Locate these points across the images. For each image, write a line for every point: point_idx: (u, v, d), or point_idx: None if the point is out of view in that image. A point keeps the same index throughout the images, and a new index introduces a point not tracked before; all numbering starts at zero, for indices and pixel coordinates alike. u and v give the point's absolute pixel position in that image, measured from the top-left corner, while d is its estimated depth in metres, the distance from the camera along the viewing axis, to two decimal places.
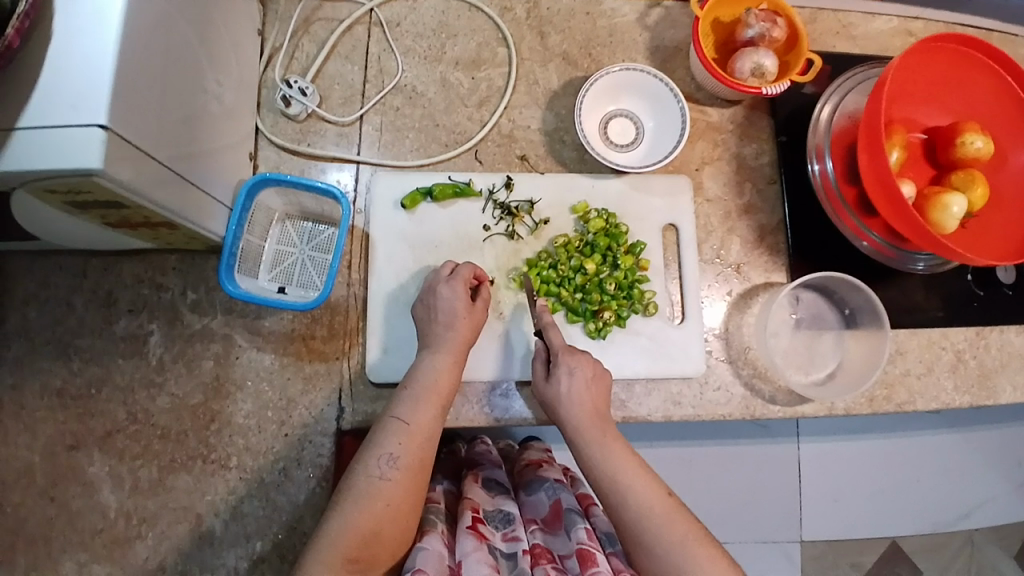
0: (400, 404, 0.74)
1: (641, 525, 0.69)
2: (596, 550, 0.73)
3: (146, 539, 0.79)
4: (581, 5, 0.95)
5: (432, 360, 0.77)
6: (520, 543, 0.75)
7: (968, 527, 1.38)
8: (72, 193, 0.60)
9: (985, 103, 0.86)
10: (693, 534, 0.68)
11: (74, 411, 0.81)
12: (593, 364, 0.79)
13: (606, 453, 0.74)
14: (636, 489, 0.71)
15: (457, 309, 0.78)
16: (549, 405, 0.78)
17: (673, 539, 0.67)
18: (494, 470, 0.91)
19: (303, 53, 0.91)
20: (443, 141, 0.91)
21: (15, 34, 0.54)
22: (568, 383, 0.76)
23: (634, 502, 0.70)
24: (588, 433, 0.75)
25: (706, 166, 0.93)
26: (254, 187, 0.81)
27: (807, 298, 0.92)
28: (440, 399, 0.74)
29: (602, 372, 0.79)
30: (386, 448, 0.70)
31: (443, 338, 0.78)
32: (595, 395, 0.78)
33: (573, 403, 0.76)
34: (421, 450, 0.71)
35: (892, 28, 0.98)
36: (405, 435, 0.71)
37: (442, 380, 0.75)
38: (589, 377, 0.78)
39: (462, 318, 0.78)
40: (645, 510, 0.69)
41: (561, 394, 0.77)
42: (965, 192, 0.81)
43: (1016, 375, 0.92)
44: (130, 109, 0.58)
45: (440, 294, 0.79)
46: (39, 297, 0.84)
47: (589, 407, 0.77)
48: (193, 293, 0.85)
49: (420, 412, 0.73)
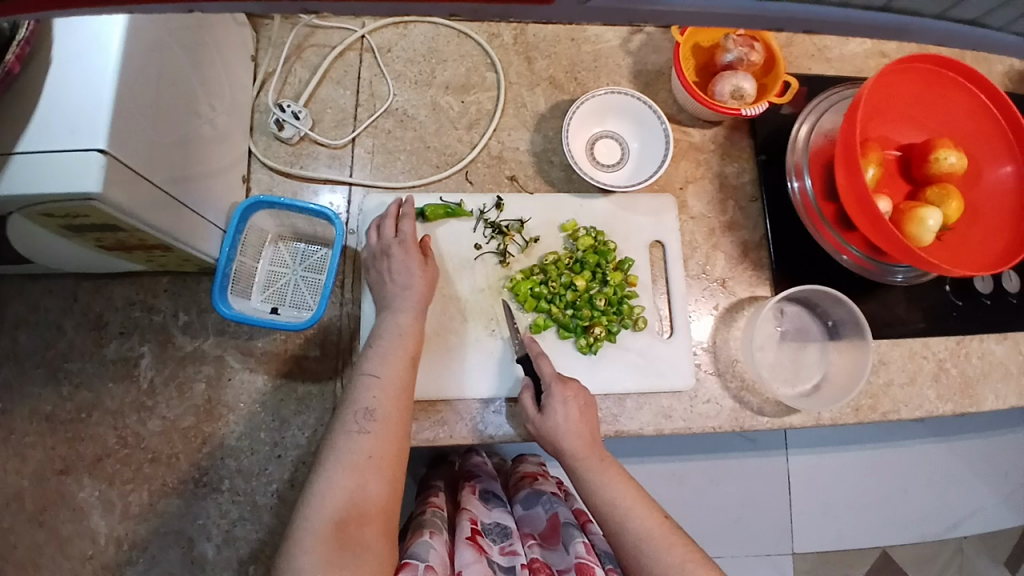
0: (371, 361, 0.75)
1: (639, 548, 0.70)
2: (595, 564, 0.73)
3: (137, 564, 0.79)
4: (566, 31, 0.98)
5: (395, 319, 0.78)
6: (519, 557, 0.76)
7: (958, 537, 1.40)
8: (69, 216, 0.61)
9: (958, 120, 0.90)
10: (691, 555, 0.69)
11: (64, 436, 0.81)
12: (582, 391, 0.81)
13: (606, 478, 0.76)
14: (634, 513, 0.72)
15: (412, 268, 0.80)
16: (545, 437, 0.79)
17: (672, 561, 0.68)
18: (490, 482, 0.92)
19: (296, 77, 0.93)
20: (434, 163, 0.93)
21: (16, 60, 0.55)
22: (564, 415, 0.78)
23: (632, 527, 0.71)
24: (586, 459, 0.78)
25: (690, 185, 0.96)
26: (247, 209, 0.82)
27: (791, 311, 0.94)
28: (408, 353, 0.76)
29: (588, 400, 0.81)
30: (361, 404, 0.72)
31: (403, 297, 0.79)
32: (586, 424, 0.80)
33: (570, 435, 0.78)
34: (396, 402, 0.73)
35: (865, 52, 1.02)
36: (379, 387, 0.73)
37: (406, 334, 0.77)
38: (579, 408, 0.80)
39: (418, 275, 0.80)
40: (643, 533, 0.71)
41: (558, 424, 0.78)
42: (940, 207, 0.85)
43: (997, 383, 0.94)
44: (128, 133, 0.59)
45: (393, 255, 0.80)
46: (29, 321, 0.84)
47: (584, 434, 0.79)
48: (186, 315, 0.85)
49: (390, 365, 0.75)
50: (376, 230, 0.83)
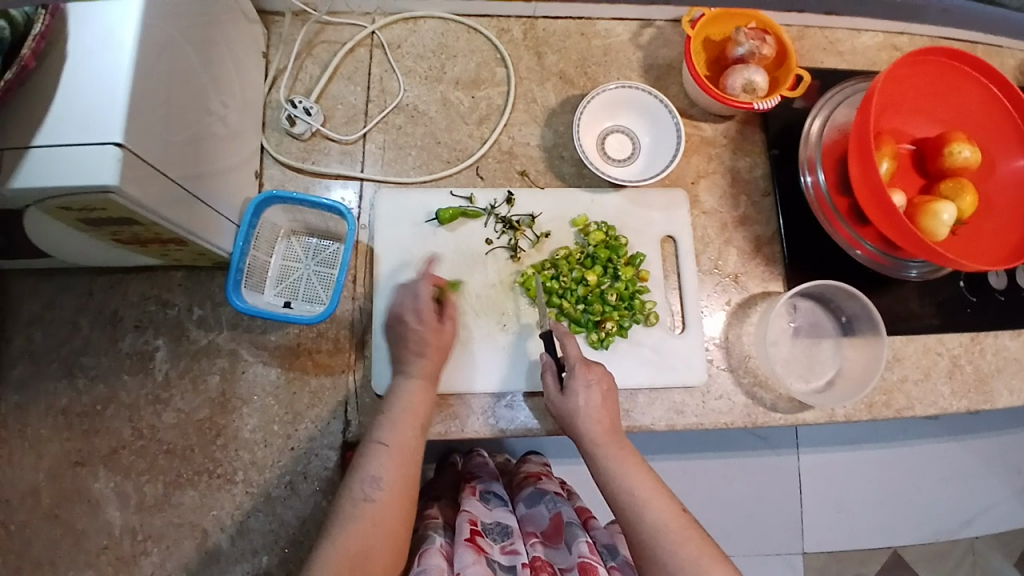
0: (380, 429, 0.75)
1: (656, 539, 0.70)
2: (597, 563, 0.74)
3: (151, 557, 0.79)
4: (576, 26, 0.98)
5: (407, 384, 0.78)
6: (519, 556, 0.76)
7: (971, 536, 1.38)
8: (86, 210, 0.61)
9: (971, 112, 0.89)
10: (706, 551, 0.69)
11: (80, 429, 0.82)
12: (606, 375, 0.81)
13: (624, 467, 0.76)
14: (653, 503, 0.72)
15: (427, 335, 0.80)
16: (564, 418, 0.79)
17: (687, 554, 0.68)
18: (492, 482, 0.91)
19: (307, 74, 0.94)
20: (444, 158, 0.93)
21: (31, 55, 0.56)
22: (586, 397, 0.78)
23: (650, 517, 0.71)
24: (605, 447, 0.77)
25: (701, 179, 0.95)
26: (260, 205, 0.83)
27: (805, 306, 0.93)
28: (419, 421, 0.76)
29: (611, 385, 0.80)
30: (369, 471, 0.71)
31: (416, 363, 0.79)
32: (609, 409, 0.79)
33: (591, 417, 0.78)
34: (404, 472, 0.72)
35: (878, 45, 1.01)
36: (387, 455, 0.72)
37: (417, 402, 0.77)
38: (602, 391, 0.79)
39: (432, 341, 0.80)
40: (660, 524, 0.70)
41: (579, 406, 0.78)
42: (955, 200, 0.84)
43: (1012, 378, 0.93)
44: (143, 128, 0.60)
45: (409, 319, 0.80)
46: (45, 316, 0.85)
47: (604, 420, 0.78)
48: (200, 310, 0.86)
49: (399, 433, 0.74)
50: (398, 292, 0.84)
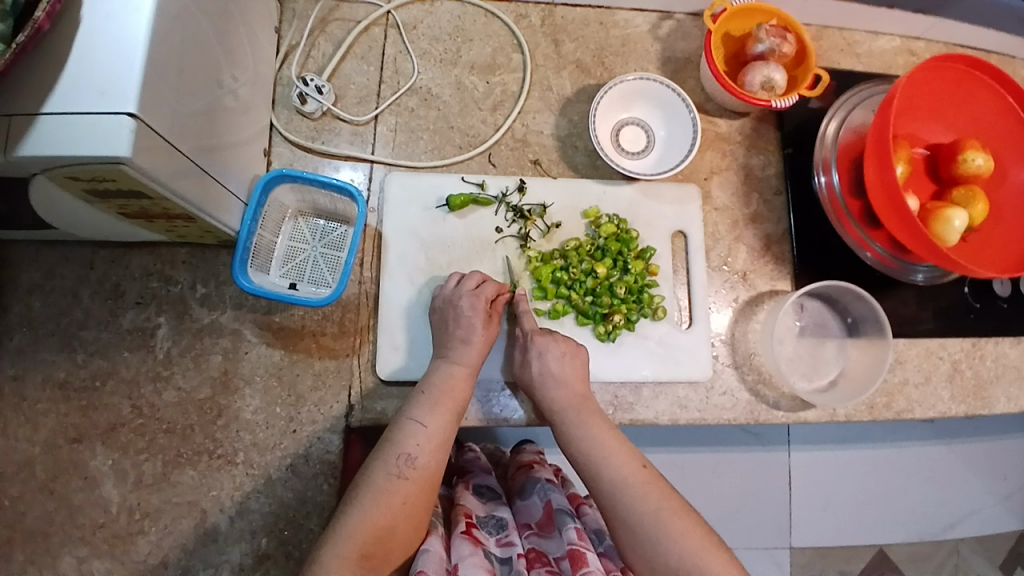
0: (417, 407, 0.75)
1: (614, 495, 0.71)
2: (586, 549, 0.73)
3: (148, 535, 0.78)
4: (595, 14, 0.97)
5: (448, 369, 0.78)
6: (514, 548, 0.76)
7: (955, 539, 1.40)
8: (95, 180, 0.60)
9: (984, 119, 0.89)
10: (667, 503, 0.69)
11: (78, 404, 0.80)
12: (567, 342, 0.81)
13: (586, 431, 0.76)
14: (611, 461, 0.73)
15: (475, 326, 0.79)
16: (527, 388, 0.81)
17: (646, 508, 0.69)
18: (485, 476, 0.90)
19: (319, 51, 0.92)
20: (457, 143, 0.92)
21: (45, 17, 0.54)
22: (540, 364, 0.79)
23: (608, 474, 0.72)
24: (566, 411, 0.78)
25: (714, 176, 0.95)
26: (269, 182, 0.81)
27: (811, 306, 0.94)
28: (455, 405, 0.76)
29: (574, 349, 0.81)
30: (404, 448, 0.72)
31: (461, 349, 0.79)
32: (571, 372, 0.80)
33: (547, 383, 0.78)
34: (436, 456, 0.73)
35: (895, 48, 1.01)
36: (424, 436, 0.73)
37: (456, 389, 0.77)
38: (560, 355, 0.80)
39: (479, 334, 0.79)
40: (618, 480, 0.72)
41: (535, 374, 0.79)
42: (966, 207, 0.84)
43: (1010, 385, 0.94)
44: (157, 98, 0.58)
45: (463, 308, 0.79)
46: (44, 288, 0.83)
47: (567, 384, 0.79)
48: (203, 287, 0.84)
49: (437, 415, 0.75)
50: (458, 278, 0.82)
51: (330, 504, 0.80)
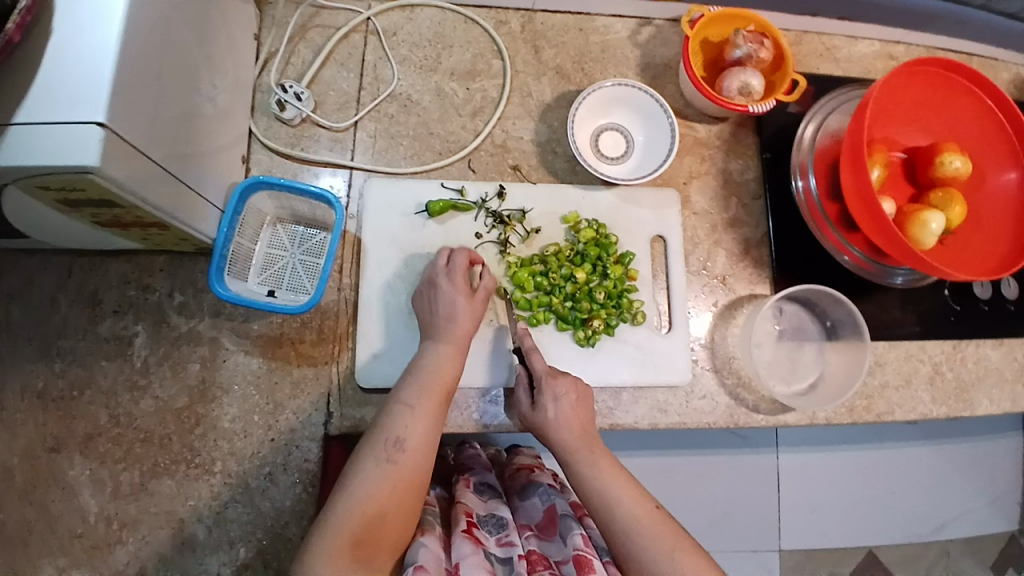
0: (405, 390, 0.75)
1: (630, 538, 0.70)
2: (592, 556, 0.73)
3: (126, 545, 0.78)
4: (575, 20, 0.97)
5: (435, 350, 0.78)
6: (515, 548, 0.75)
7: (944, 540, 1.40)
8: (66, 189, 0.59)
9: (962, 123, 0.90)
10: (680, 543, 0.69)
11: (55, 413, 0.80)
12: (577, 384, 0.81)
13: (597, 470, 0.75)
14: (623, 499, 0.72)
15: (457, 301, 0.79)
16: (538, 431, 0.79)
17: (661, 548, 0.68)
18: (486, 474, 0.89)
19: (299, 58, 0.92)
20: (436, 149, 0.92)
21: (16, 29, 0.53)
22: (555, 409, 0.78)
23: (622, 514, 0.71)
24: (578, 454, 0.77)
25: (693, 180, 0.95)
26: (247, 189, 0.81)
27: (790, 310, 0.94)
28: (444, 384, 0.76)
29: (585, 393, 0.81)
30: (393, 432, 0.71)
31: (447, 328, 0.79)
32: (577, 420, 0.78)
33: (561, 428, 0.77)
34: (426, 437, 0.72)
35: (875, 52, 1.02)
36: (412, 417, 0.72)
37: (445, 369, 0.77)
38: (573, 401, 0.79)
39: (462, 309, 0.79)
40: (632, 521, 0.70)
41: (549, 419, 0.78)
42: (944, 210, 0.84)
43: (990, 388, 0.95)
44: (128, 108, 0.58)
45: (441, 285, 0.80)
46: (21, 297, 0.83)
47: (576, 427, 0.78)
48: (181, 295, 0.84)
49: (426, 394, 0.74)
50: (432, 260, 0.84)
51: (309, 513, 0.80)
